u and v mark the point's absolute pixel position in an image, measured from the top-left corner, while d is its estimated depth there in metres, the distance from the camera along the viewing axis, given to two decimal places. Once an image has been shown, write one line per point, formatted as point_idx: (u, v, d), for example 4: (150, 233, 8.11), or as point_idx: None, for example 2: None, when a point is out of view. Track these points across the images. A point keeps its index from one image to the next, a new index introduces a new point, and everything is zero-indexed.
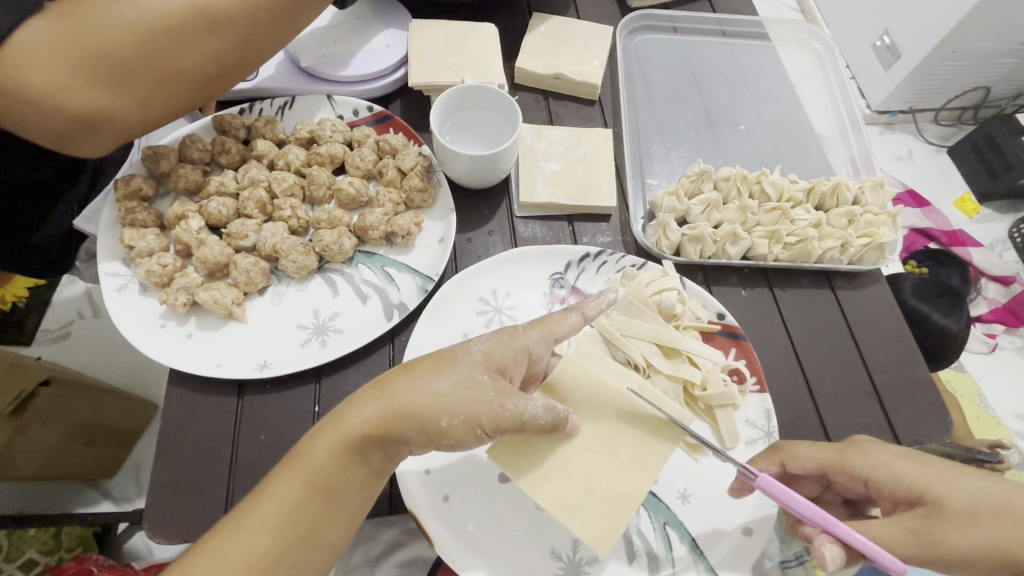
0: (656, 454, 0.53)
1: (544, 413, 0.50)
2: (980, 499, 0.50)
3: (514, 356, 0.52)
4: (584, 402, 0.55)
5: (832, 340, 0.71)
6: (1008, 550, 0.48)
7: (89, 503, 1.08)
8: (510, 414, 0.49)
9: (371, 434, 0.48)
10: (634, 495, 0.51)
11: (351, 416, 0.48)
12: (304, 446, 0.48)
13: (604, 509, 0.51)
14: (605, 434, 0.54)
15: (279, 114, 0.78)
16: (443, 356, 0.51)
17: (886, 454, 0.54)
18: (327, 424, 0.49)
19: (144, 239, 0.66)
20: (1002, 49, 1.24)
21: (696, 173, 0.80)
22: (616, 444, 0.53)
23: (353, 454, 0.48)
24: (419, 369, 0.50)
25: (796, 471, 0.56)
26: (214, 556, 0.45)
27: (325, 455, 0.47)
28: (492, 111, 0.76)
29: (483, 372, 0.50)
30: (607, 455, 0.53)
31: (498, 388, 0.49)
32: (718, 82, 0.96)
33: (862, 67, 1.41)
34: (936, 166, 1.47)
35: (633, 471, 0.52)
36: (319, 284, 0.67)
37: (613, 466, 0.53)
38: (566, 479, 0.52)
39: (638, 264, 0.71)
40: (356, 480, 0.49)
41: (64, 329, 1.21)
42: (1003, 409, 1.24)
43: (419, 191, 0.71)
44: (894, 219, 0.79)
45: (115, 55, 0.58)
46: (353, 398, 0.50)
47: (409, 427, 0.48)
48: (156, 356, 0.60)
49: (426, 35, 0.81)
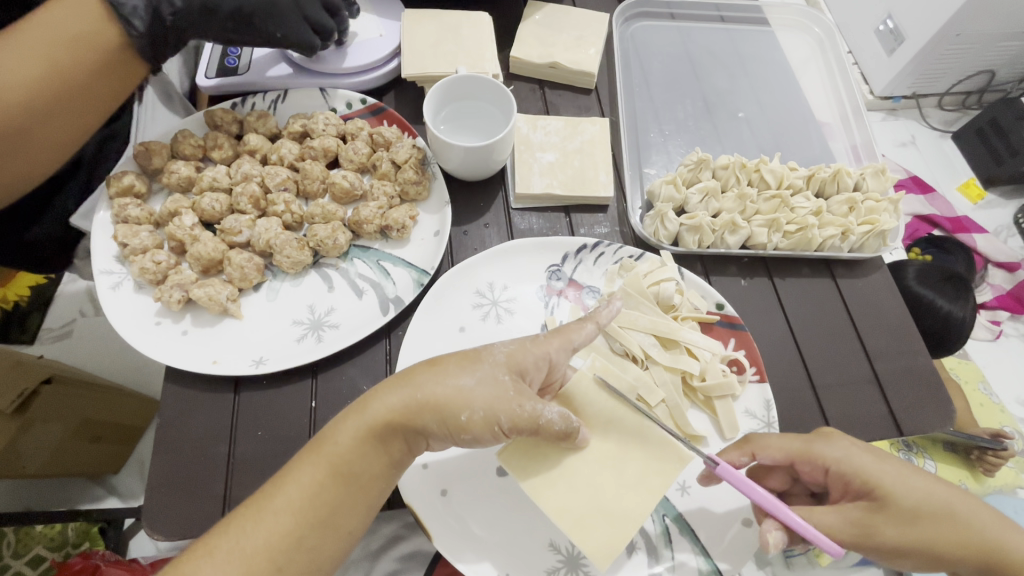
0: (634, 453, 0.53)
1: (563, 424, 0.50)
2: (923, 498, 0.50)
3: (535, 360, 0.52)
4: (597, 413, 0.55)
5: (832, 328, 0.70)
6: (944, 548, 0.49)
7: (95, 499, 1.09)
8: (530, 414, 0.49)
9: (393, 421, 0.48)
10: (615, 490, 0.52)
11: (376, 404, 0.49)
12: (328, 433, 0.49)
13: (604, 515, 0.51)
14: (614, 446, 0.54)
15: (272, 108, 0.77)
16: (467, 354, 0.51)
17: (852, 445, 0.52)
18: (352, 412, 0.49)
19: (137, 237, 0.65)
20: (1007, 31, 1.21)
21: (694, 162, 0.78)
22: (637, 458, 0.53)
23: (376, 441, 0.48)
24: (444, 363, 0.50)
25: (765, 461, 0.54)
26: (238, 535, 0.45)
27: (348, 440, 0.48)
28: (485, 101, 0.75)
29: (505, 373, 0.51)
30: (614, 468, 0.53)
31: (519, 389, 0.50)
32: (718, 70, 0.95)
33: (864, 51, 1.38)
34: (940, 152, 1.45)
35: (648, 477, 0.52)
36: (313, 279, 0.67)
37: (621, 481, 0.52)
38: (573, 490, 0.52)
39: (636, 255, 0.70)
40: (378, 469, 0.49)
41: (65, 328, 1.21)
42: (1006, 397, 1.23)
43: (413, 184, 0.70)
44: (896, 206, 0.78)
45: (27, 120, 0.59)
46: (379, 388, 0.50)
47: (431, 419, 0.48)
48: (154, 353, 0.60)
49: (419, 25, 0.80)
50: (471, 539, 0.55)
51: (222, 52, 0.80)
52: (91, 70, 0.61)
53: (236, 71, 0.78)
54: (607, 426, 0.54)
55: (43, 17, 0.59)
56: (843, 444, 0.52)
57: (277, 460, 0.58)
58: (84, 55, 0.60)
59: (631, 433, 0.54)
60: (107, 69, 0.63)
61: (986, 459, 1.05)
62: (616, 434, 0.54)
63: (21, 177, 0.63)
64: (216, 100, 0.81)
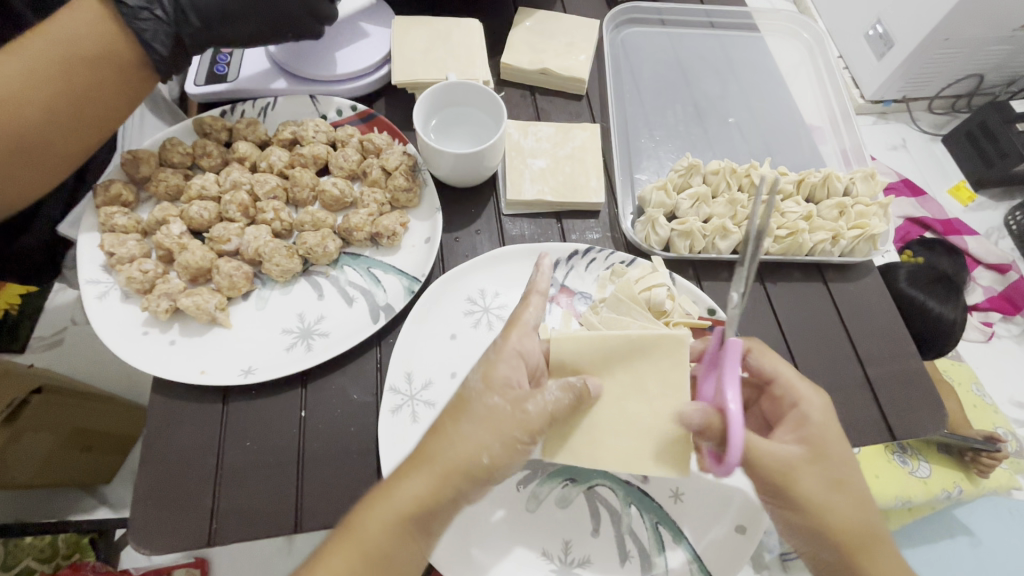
0: (642, 369, 0.54)
1: (581, 383, 0.52)
2: None
3: (506, 369, 0.50)
4: (592, 359, 0.55)
5: (824, 331, 0.71)
6: None
7: (86, 510, 1.08)
8: (536, 414, 0.49)
9: (424, 505, 0.46)
10: (651, 418, 0.53)
11: (402, 490, 0.46)
12: (354, 520, 0.46)
13: (648, 436, 0.52)
14: (624, 377, 0.54)
15: (261, 115, 0.77)
16: (457, 405, 0.49)
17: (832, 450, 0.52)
18: (376, 497, 0.47)
19: (124, 246, 0.64)
20: (994, 36, 1.23)
21: (685, 167, 0.79)
22: (646, 363, 0.54)
23: (408, 527, 0.46)
24: (443, 426, 0.48)
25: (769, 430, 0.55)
26: None
27: (378, 528, 0.45)
28: (474, 106, 0.75)
29: (494, 396, 0.49)
30: (635, 391, 0.53)
31: (512, 399, 0.49)
32: (708, 75, 0.95)
33: (855, 56, 1.40)
34: (931, 155, 1.45)
35: (669, 381, 0.53)
36: (303, 287, 0.66)
37: (648, 401, 0.53)
38: (614, 432, 0.53)
39: (627, 261, 0.70)
40: (413, 553, 0.46)
41: (56, 336, 1.20)
42: (999, 398, 1.24)
43: (404, 191, 0.70)
44: (886, 209, 0.78)
45: (25, 133, 0.59)
46: (400, 470, 0.48)
47: (459, 485, 0.47)
48: (142, 363, 0.59)
49: (409, 32, 0.80)
50: (464, 546, 0.55)
51: (211, 59, 0.79)
52: (91, 82, 0.62)
53: (227, 79, 0.78)
54: (608, 363, 0.54)
55: (47, 33, 0.60)
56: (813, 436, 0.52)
57: (266, 470, 0.57)
58: (84, 68, 0.61)
59: (633, 354, 0.54)
60: (107, 83, 0.63)
61: (979, 460, 1.05)
62: (621, 363, 0.54)
63: (16, 196, 0.63)
64: (205, 107, 0.80)
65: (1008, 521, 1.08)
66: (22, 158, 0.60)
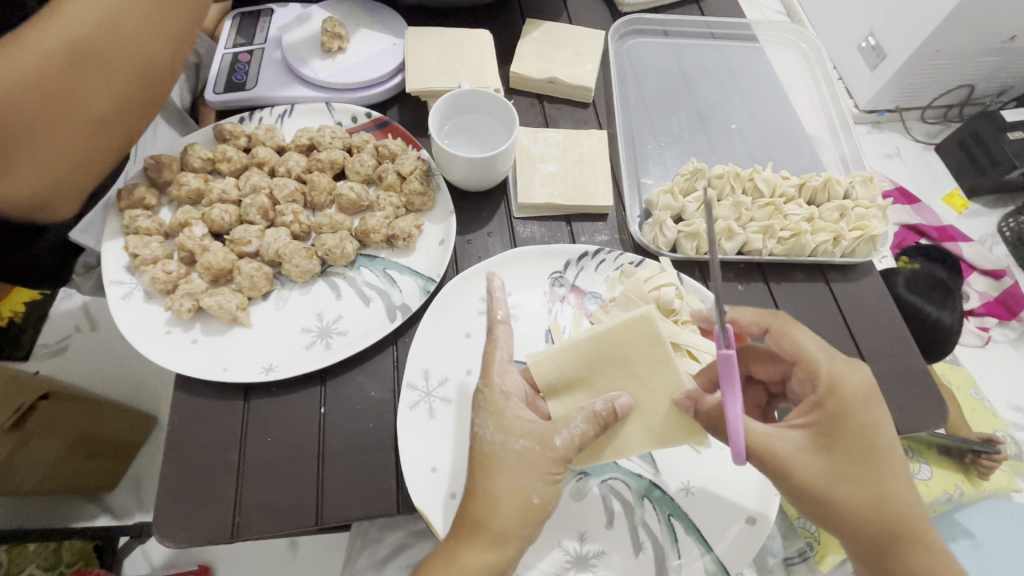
0: (621, 347, 0.55)
1: (604, 408, 0.52)
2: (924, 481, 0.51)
3: (514, 411, 0.53)
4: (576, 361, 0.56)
5: (828, 330, 0.73)
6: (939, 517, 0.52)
7: (88, 517, 1.08)
8: (564, 446, 0.50)
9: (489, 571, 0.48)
10: (648, 392, 0.54)
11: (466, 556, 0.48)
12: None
13: (653, 413, 0.54)
14: (609, 364, 0.56)
15: (279, 122, 0.79)
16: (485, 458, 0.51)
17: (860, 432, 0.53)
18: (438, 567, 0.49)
19: (148, 247, 0.66)
20: (984, 48, 1.27)
21: (690, 171, 0.81)
22: (627, 348, 0.55)
23: None
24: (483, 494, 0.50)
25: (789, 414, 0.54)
26: None
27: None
28: (486, 113, 0.77)
29: (517, 439, 0.51)
30: (624, 370, 0.55)
31: (539, 438, 0.51)
32: (709, 83, 0.98)
33: (850, 67, 1.43)
34: (925, 163, 1.49)
35: (649, 354, 0.54)
36: (321, 288, 0.68)
37: (637, 376, 0.55)
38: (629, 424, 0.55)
39: (636, 262, 0.72)
40: None
41: (61, 343, 1.21)
42: (998, 401, 1.27)
43: (419, 195, 0.72)
44: (885, 212, 0.81)
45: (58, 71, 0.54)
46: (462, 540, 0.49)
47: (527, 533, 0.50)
48: (165, 361, 0.61)
49: (423, 42, 0.83)
50: None
51: (229, 69, 0.82)
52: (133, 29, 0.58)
53: (245, 86, 0.80)
54: (592, 360, 0.56)
55: None
56: (854, 420, 0.51)
57: (287, 466, 0.58)
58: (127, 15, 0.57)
59: (604, 341, 0.56)
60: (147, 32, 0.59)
61: (979, 462, 1.08)
62: (602, 354, 0.56)
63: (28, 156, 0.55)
64: (223, 114, 0.82)
65: (1009, 524, 1.10)
66: (48, 106, 0.54)
